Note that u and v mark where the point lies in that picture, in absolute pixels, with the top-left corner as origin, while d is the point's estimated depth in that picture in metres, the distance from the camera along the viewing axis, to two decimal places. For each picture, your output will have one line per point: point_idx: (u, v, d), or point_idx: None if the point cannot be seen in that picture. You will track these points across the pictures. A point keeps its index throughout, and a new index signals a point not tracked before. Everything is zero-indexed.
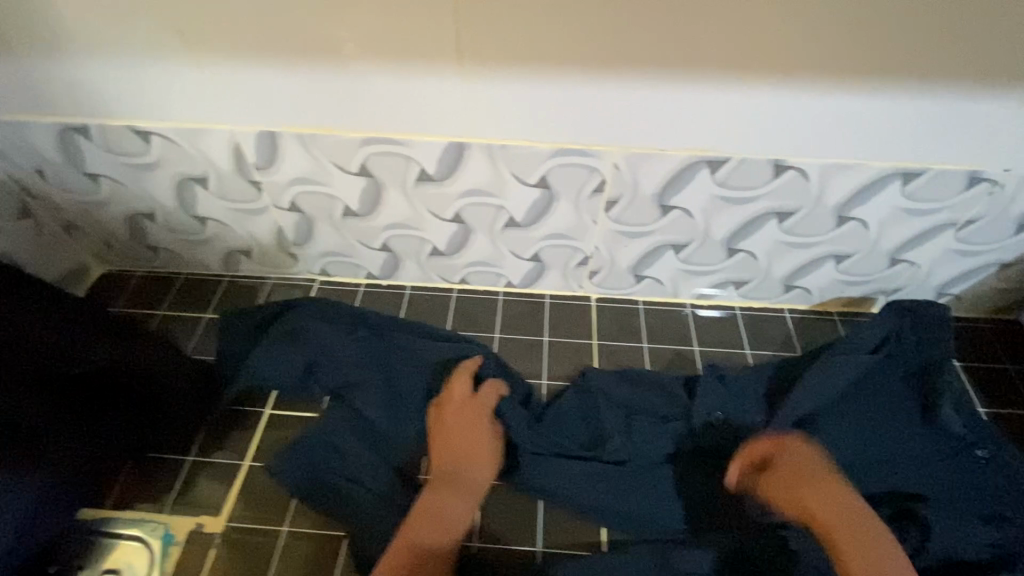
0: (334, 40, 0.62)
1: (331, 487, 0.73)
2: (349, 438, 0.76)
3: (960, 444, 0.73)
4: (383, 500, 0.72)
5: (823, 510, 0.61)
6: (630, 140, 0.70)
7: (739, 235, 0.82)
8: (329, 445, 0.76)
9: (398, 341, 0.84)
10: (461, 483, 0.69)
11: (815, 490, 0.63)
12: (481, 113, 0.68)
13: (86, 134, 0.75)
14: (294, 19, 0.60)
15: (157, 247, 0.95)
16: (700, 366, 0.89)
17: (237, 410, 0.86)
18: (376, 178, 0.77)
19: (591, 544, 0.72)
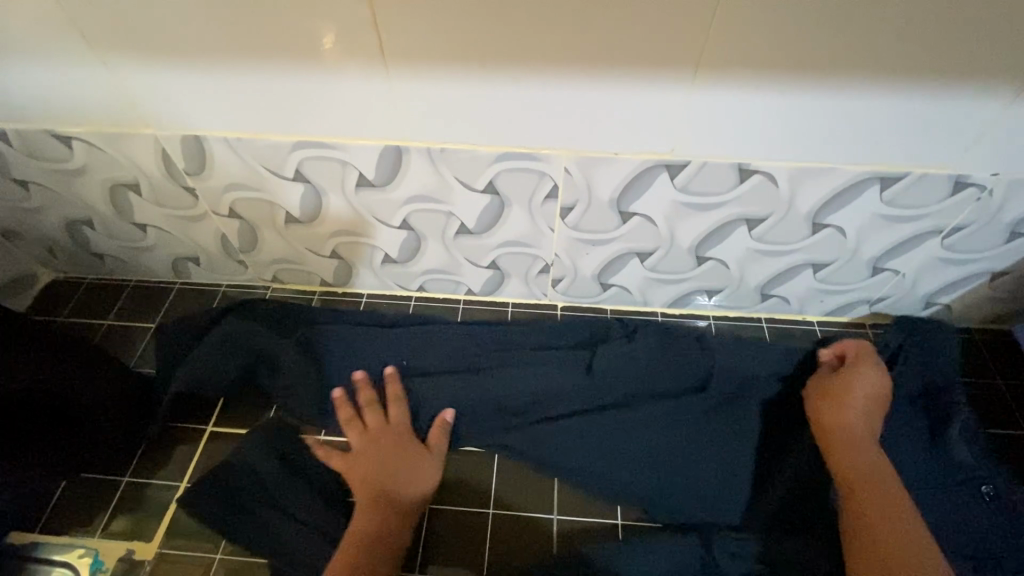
0: (314, 36, 0.55)
1: (252, 520, 0.70)
2: (272, 467, 0.73)
3: (965, 475, 0.67)
4: (307, 533, 0.69)
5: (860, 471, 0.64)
6: (580, 142, 0.64)
7: (707, 243, 0.76)
8: (252, 475, 0.73)
9: (353, 345, 0.84)
10: (392, 498, 0.70)
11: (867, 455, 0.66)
12: (417, 116, 0.62)
13: (5, 139, 0.71)
14: (249, 19, 0.54)
15: (102, 254, 0.91)
16: None
17: (178, 427, 0.82)
18: (315, 184, 0.73)
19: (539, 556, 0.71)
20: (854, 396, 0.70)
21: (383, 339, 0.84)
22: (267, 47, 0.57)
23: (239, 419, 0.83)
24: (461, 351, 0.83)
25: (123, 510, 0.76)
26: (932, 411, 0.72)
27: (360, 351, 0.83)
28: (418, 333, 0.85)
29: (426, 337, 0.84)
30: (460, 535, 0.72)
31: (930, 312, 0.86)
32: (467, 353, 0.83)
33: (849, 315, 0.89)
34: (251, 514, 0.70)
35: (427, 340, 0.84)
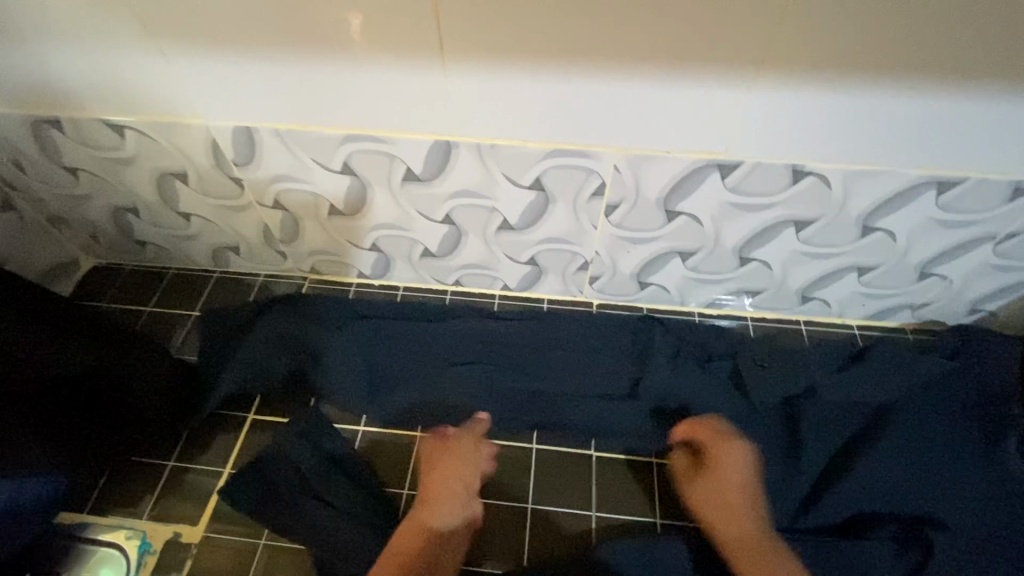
0: (353, 23, 0.55)
1: (291, 504, 0.71)
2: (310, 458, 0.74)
3: (1019, 487, 0.66)
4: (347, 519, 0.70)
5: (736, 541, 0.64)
6: (632, 140, 0.64)
7: (752, 243, 0.75)
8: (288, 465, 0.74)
9: (388, 331, 0.85)
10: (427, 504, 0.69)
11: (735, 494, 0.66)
12: (469, 111, 0.62)
13: (58, 127, 0.72)
14: (303, 11, 0.54)
15: (145, 241, 0.92)
16: None
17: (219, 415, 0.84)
18: (361, 178, 0.73)
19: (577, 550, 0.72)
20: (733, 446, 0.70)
21: (429, 329, 0.85)
22: (326, 40, 0.57)
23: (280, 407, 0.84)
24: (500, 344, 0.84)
25: (168, 494, 0.78)
26: (988, 423, 0.70)
27: (406, 342, 0.84)
28: (464, 324, 0.86)
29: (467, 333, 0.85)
30: (497, 529, 0.73)
31: (973, 318, 0.85)
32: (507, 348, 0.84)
33: (889, 319, 0.88)
34: (291, 500, 0.72)
35: (472, 332, 0.85)
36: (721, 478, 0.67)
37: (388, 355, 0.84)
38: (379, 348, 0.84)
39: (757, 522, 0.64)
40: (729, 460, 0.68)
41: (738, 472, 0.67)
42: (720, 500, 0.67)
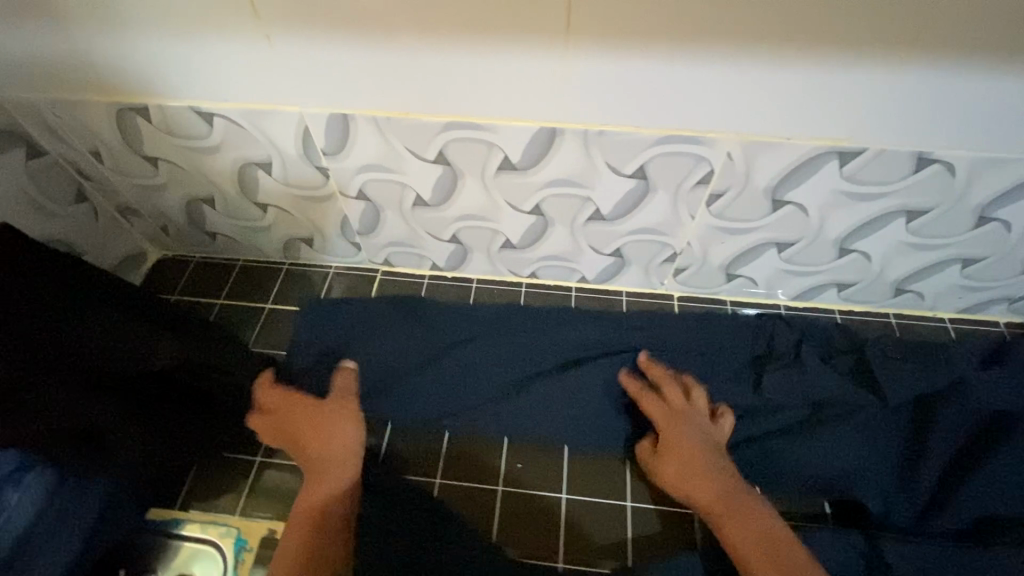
0: (481, 7, 0.53)
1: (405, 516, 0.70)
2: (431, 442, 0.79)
3: None
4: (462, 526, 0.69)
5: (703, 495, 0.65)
6: (752, 126, 0.61)
7: (857, 234, 0.73)
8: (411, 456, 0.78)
9: (493, 335, 0.85)
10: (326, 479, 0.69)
11: (680, 464, 0.68)
12: (581, 94, 0.59)
13: (144, 115, 0.70)
14: None
15: (215, 233, 0.91)
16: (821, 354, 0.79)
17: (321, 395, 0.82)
18: (454, 167, 0.71)
19: (681, 547, 0.71)
20: (669, 434, 0.70)
21: (535, 331, 0.85)
22: (443, 22, 0.54)
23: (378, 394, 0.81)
24: (596, 342, 0.83)
25: (258, 489, 0.77)
26: None
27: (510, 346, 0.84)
28: (572, 329, 0.84)
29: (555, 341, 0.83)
30: (595, 526, 0.73)
31: None
32: (598, 339, 0.83)
33: (983, 313, 0.85)
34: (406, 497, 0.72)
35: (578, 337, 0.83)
36: (675, 448, 0.68)
37: (495, 356, 0.83)
38: (484, 351, 0.84)
39: (722, 479, 0.65)
40: (675, 435, 0.69)
41: (680, 432, 0.69)
42: (673, 470, 0.68)
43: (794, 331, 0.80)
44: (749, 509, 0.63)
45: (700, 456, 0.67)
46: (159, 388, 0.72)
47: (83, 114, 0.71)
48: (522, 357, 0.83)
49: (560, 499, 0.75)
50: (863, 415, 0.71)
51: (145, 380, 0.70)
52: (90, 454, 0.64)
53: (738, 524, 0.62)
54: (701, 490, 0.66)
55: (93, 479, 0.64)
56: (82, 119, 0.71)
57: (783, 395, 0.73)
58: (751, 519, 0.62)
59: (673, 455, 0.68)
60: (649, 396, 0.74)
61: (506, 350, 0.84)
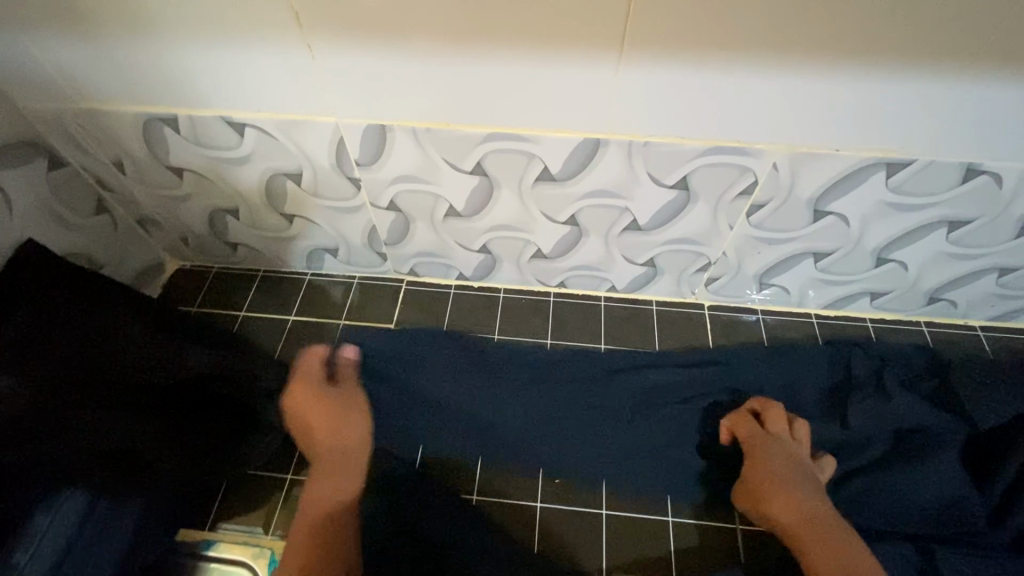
0: (532, 18, 0.51)
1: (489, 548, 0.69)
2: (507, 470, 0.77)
3: None
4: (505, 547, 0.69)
5: (786, 518, 0.66)
6: (800, 138, 0.60)
7: (896, 244, 0.72)
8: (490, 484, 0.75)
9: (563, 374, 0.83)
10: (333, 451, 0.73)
11: (770, 486, 0.68)
12: (629, 105, 0.58)
13: (173, 125, 0.68)
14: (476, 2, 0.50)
15: (237, 243, 0.89)
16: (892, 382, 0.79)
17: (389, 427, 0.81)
18: (492, 178, 0.69)
19: (722, 560, 0.71)
20: (760, 460, 0.70)
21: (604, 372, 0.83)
22: (491, 33, 0.53)
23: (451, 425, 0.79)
24: (663, 383, 0.81)
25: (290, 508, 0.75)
26: None
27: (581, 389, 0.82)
28: (639, 370, 0.83)
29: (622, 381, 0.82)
30: (637, 542, 0.72)
31: None
32: (673, 380, 0.81)
33: (1015, 320, 0.85)
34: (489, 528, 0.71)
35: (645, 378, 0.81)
36: (765, 468, 0.69)
37: (566, 395, 0.81)
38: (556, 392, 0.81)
39: (807, 506, 0.66)
40: (770, 453, 0.70)
41: (772, 459, 0.70)
42: (760, 487, 0.69)
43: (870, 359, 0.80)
44: (840, 539, 0.63)
45: (792, 479, 0.68)
46: (190, 403, 0.70)
47: (109, 123, 0.69)
48: (605, 406, 0.80)
49: (601, 515, 0.74)
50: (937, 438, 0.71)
51: (174, 396, 0.69)
52: (125, 478, 0.62)
53: (821, 548, 0.63)
54: (783, 509, 0.66)
55: (128, 500, 0.62)
56: (106, 128, 0.70)
57: (871, 425, 0.73)
58: (834, 544, 0.63)
59: (761, 473, 0.69)
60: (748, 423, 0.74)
61: (587, 402, 0.80)
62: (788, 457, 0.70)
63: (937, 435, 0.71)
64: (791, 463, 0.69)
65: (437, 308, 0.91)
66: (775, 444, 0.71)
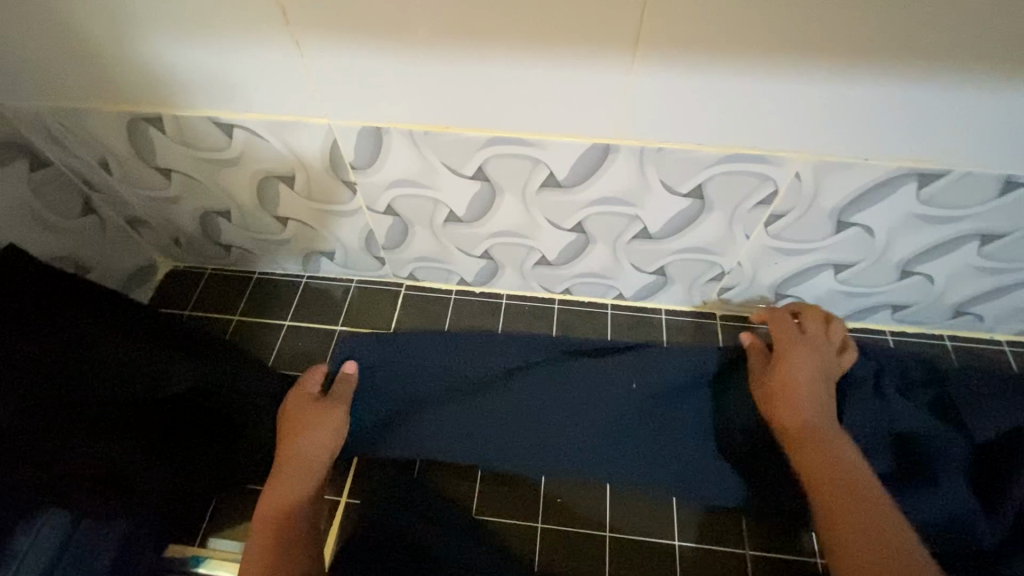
0: (538, 17, 0.47)
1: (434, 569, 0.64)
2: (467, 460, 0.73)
3: None
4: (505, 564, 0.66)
5: (790, 420, 0.60)
6: (825, 147, 0.56)
7: (924, 256, 0.68)
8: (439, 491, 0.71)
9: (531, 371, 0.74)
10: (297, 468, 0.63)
11: (780, 386, 0.62)
12: (641, 109, 0.54)
13: (158, 124, 0.64)
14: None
15: (230, 245, 0.86)
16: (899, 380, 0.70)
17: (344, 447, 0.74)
18: (494, 183, 0.65)
19: None
20: (780, 362, 0.63)
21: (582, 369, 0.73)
22: (494, 34, 0.49)
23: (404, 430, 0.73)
24: (648, 389, 0.71)
25: None
26: None
27: (555, 387, 0.73)
28: (624, 374, 0.71)
29: (600, 383, 0.72)
30: (643, 564, 0.69)
31: None
32: (659, 389, 0.71)
33: None
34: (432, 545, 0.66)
35: (629, 381, 0.71)
36: (787, 372, 0.62)
37: (534, 394, 0.73)
38: (524, 393, 0.73)
39: (815, 406, 0.60)
40: (795, 359, 0.63)
41: (793, 367, 0.62)
42: (772, 392, 0.62)
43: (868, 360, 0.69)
44: (838, 447, 0.57)
45: (807, 386, 0.61)
46: (180, 419, 0.67)
47: (92, 123, 0.65)
48: (581, 408, 0.72)
49: (605, 537, 0.70)
50: (940, 448, 0.63)
51: (157, 411, 0.65)
52: (108, 499, 0.60)
53: (819, 455, 0.56)
54: (791, 412, 0.60)
55: (106, 522, 0.60)
56: (89, 128, 0.66)
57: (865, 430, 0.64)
58: (832, 451, 0.56)
59: (776, 379, 0.62)
60: (782, 328, 0.67)
61: (566, 401, 0.72)
62: (812, 363, 0.63)
63: (938, 446, 0.63)
64: (814, 374, 0.62)
65: (436, 314, 0.87)
66: (800, 346, 0.65)
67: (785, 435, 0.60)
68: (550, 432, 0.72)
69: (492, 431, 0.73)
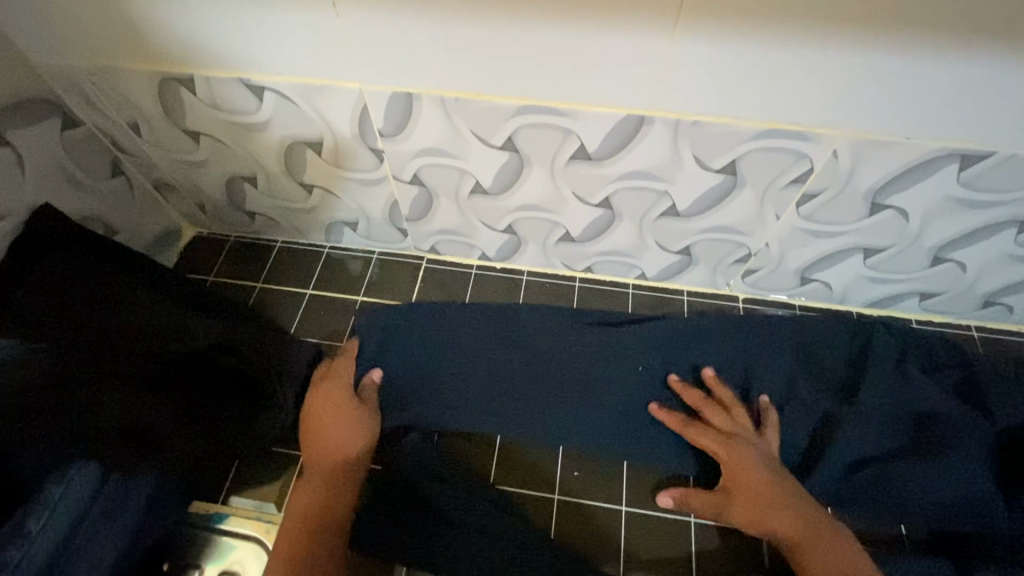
0: None
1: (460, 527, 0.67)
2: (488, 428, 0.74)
3: None
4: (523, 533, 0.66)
5: (783, 527, 0.61)
6: (866, 124, 0.54)
7: (958, 243, 0.67)
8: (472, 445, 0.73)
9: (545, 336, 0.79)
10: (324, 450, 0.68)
11: (747, 494, 0.63)
12: (678, 80, 0.53)
13: (189, 86, 0.64)
14: None
15: (254, 212, 0.86)
16: (922, 359, 0.73)
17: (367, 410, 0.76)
18: (522, 154, 0.65)
19: (749, 562, 0.68)
20: (737, 469, 0.65)
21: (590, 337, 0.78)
22: None
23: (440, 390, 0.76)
24: (649, 356, 0.76)
25: None
26: None
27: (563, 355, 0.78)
28: (629, 339, 0.77)
29: (607, 345, 0.78)
30: (657, 539, 0.69)
31: None
32: (660, 358, 0.76)
33: None
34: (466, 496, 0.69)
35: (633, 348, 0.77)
36: (749, 478, 0.64)
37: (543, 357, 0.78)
38: (538, 361, 0.77)
39: (790, 506, 0.62)
40: (747, 460, 0.65)
41: (752, 470, 0.64)
42: (742, 495, 0.63)
43: (892, 337, 0.74)
44: (833, 535, 0.60)
45: (774, 483, 0.63)
46: (199, 379, 0.68)
47: (124, 83, 0.66)
48: (585, 377, 0.76)
49: (621, 511, 0.71)
50: (962, 426, 0.65)
51: (183, 366, 0.67)
52: (137, 452, 0.60)
53: (819, 553, 0.59)
54: (781, 523, 0.61)
55: (136, 475, 0.59)
56: (121, 88, 0.66)
57: (883, 406, 0.68)
58: (827, 545, 0.59)
59: (743, 488, 0.63)
60: (715, 419, 0.69)
61: (576, 367, 0.76)
62: (763, 460, 0.65)
63: (960, 429, 0.65)
64: (769, 467, 0.65)
65: (456, 288, 0.87)
66: (743, 446, 0.66)
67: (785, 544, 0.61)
68: (563, 396, 0.75)
69: (511, 398, 0.75)
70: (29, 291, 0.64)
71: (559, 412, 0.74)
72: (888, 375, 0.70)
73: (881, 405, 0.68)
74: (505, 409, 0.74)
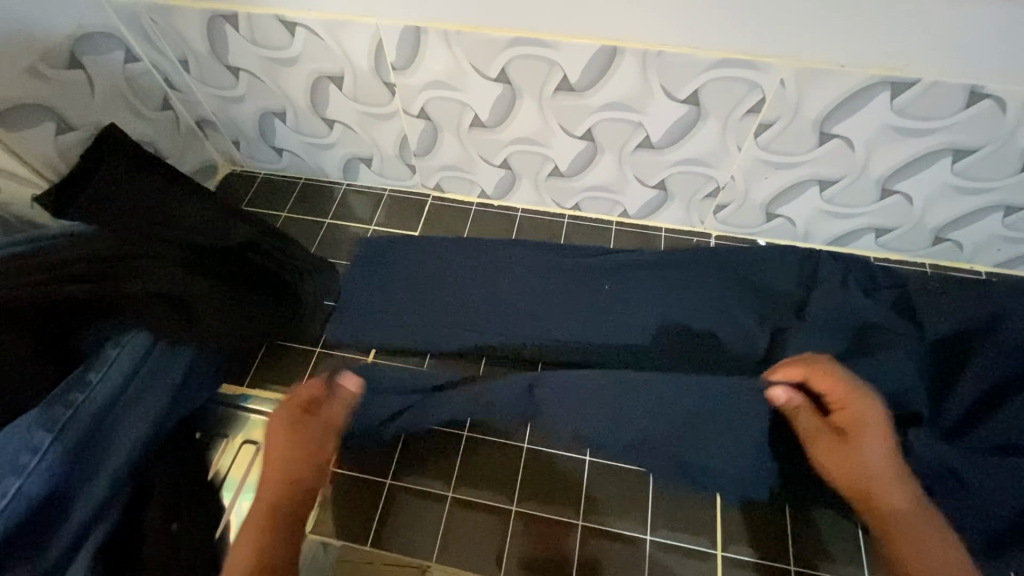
0: None
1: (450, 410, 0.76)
2: (476, 337, 0.84)
3: None
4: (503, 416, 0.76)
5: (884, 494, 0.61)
6: (806, 52, 0.63)
7: (902, 173, 0.75)
8: (462, 350, 0.83)
9: (529, 261, 0.90)
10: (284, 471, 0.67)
11: (850, 447, 0.62)
12: (643, 11, 0.63)
13: (233, 22, 0.76)
14: None
15: (282, 148, 0.97)
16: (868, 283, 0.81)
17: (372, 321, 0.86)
18: (514, 85, 0.75)
19: None
20: (866, 440, 0.62)
21: (569, 263, 0.88)
22: None
23: (436, 305, 0.87)
24: (618, 281, 0.86)
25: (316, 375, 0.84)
26: None
27: (544, 275, 0.88)
28: (602, 263, 0.88)
29: (585, 266, 0.88)
30: None
31: None
32: (629, 281, 0.86)
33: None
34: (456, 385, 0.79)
35: (607, 270, 0.87)
36: (861, 448, 0.62)
37: (527, 277, 0.88)
38: (522, 283, 0.88)
39: (907, 486, 0.60)
40: (869, 435, 0.62)
41: (871, 444, 0.62)
42: (848, 463, 0.62)
43: (837, 264, 0.83)
44: (933, 523, 0.58)
45: (886, 454, 0.62)
46: (236, 267, 0.79)
47: (178, 21, 0.77)
48: (564, 298, 0.86)
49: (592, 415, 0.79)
50: (893, 336, 0.73)
51: (220, 257, 0.78)
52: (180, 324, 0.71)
53: (913, 529, 0.58)
54: (888, 493, 0.60)
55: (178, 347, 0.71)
56: (175, 26, 0.78)
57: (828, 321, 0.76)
58: (935, 527, 0.58)
59: (853, 454, 0.62)
60: (823, 382, 0.65)
61: (555, 286, 0.87)
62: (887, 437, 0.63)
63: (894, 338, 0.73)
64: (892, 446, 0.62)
65: (457, 221, 0.97)
66: (870, 421, 0.63)
67: (881, 513, 0.60)
68: (545, 309, 0.85)
69: (499, 312, 0.86)
70: (93, 194, 0.76)
71: (541, 326, 0.84)
72: (830, 291, 0.79)
73: (824, 316, 0.77)
74: (495, 322, 0.85)
